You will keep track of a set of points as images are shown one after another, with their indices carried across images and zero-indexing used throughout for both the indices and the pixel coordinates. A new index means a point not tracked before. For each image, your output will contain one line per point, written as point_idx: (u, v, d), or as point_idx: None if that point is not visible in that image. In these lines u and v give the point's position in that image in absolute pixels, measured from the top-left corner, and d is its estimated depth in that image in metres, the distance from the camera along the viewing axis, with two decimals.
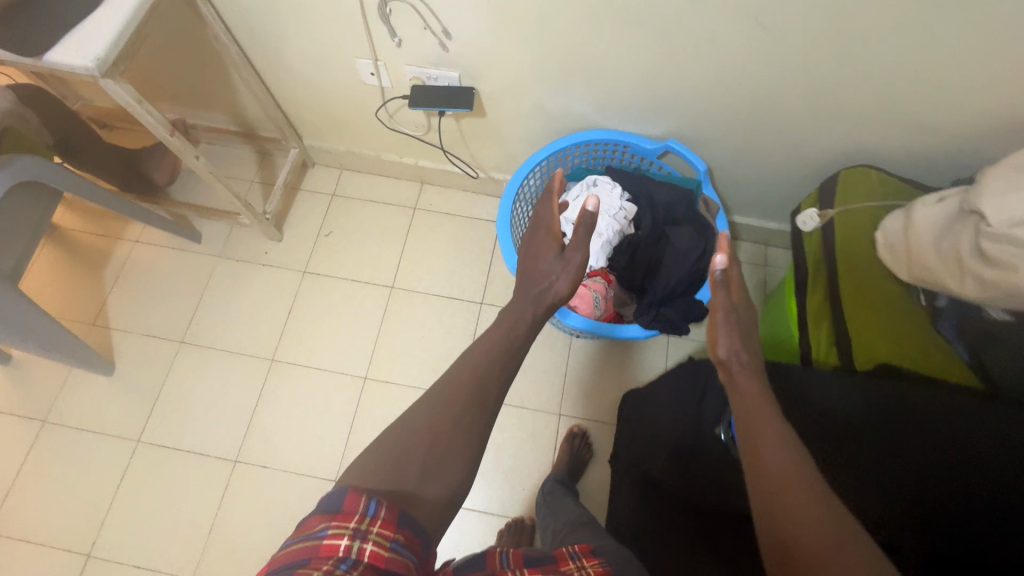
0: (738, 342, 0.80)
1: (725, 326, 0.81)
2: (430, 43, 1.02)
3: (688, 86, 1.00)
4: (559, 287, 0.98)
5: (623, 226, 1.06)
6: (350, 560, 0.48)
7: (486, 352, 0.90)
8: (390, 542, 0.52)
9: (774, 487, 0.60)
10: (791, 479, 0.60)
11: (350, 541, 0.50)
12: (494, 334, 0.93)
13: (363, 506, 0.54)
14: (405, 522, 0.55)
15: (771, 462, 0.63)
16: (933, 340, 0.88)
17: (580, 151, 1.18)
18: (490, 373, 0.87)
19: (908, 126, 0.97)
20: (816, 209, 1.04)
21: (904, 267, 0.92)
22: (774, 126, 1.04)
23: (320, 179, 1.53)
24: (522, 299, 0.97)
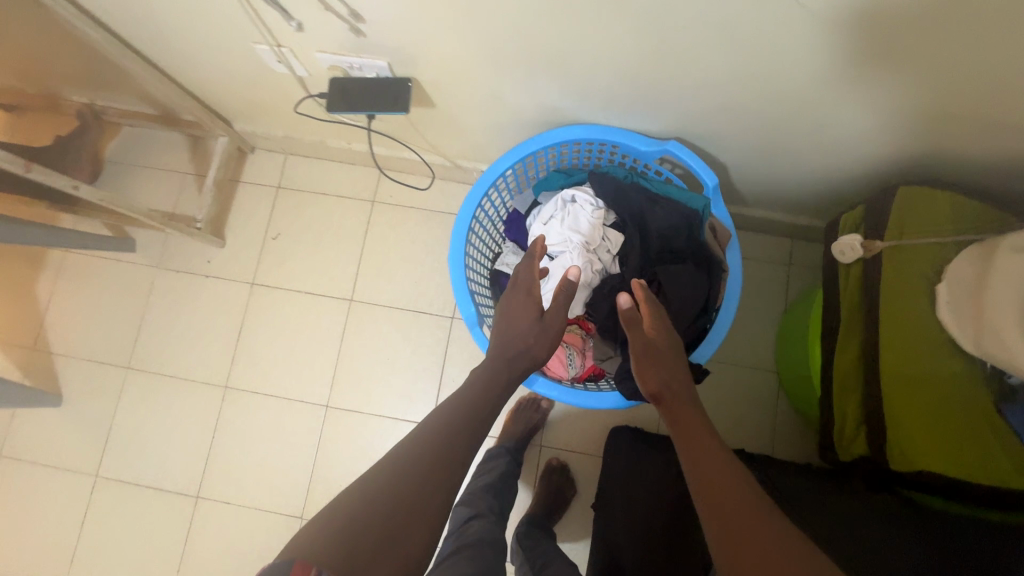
0: (665, 372, 0.73)
1: (648, 360, 0.74)
2: (340, 28, 0.75)
3: (694, 76, 0.72)
4: (536, 356, 0.79)
5: (606, 261, 0.87)
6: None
7: (459, 404, 0.71)
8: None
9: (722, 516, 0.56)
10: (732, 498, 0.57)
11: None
12: (461, 393, 0.73)
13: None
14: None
15: (722, 496, 0.58)
16: (998, 439, 0.68)
17: (556, 152, 0.93)
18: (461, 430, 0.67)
19: (1000, 127, 0.70)
20: (858, 236, 0.80)
21: (969, 335, 0.69)
22: (811, 123, 0.77)
23: (262, 168, 1.30)
24: (492, 365, 0.76)
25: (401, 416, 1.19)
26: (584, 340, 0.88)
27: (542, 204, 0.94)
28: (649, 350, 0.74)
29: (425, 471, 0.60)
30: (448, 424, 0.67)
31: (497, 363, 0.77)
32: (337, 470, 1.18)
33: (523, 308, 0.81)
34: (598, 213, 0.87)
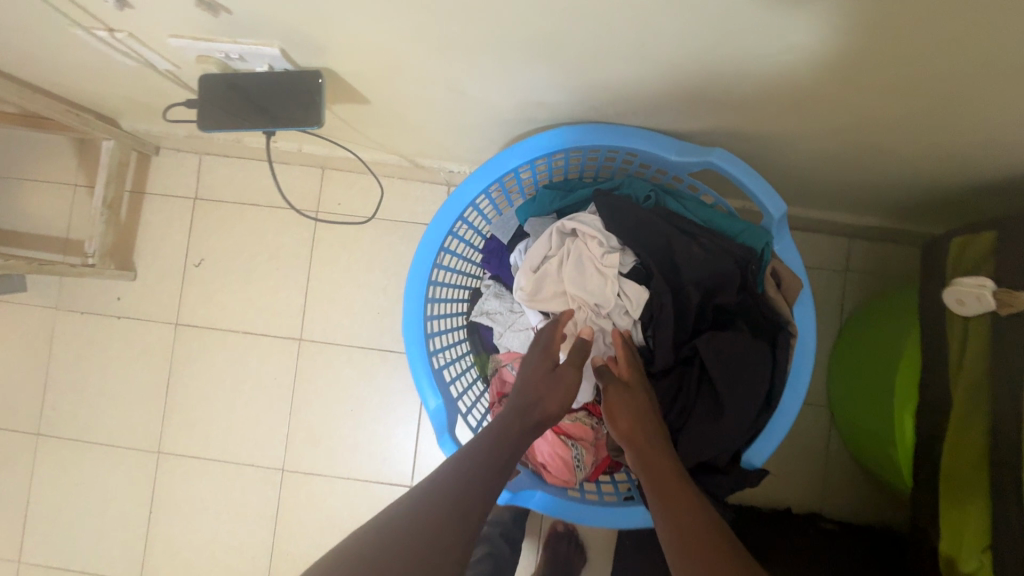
0: (637, 417, 0.55)
1: (614, 400, 0.57)
2: (186, 4, 0.46)
3: (770, 54, 0.45)
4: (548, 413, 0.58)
5: (624, 323, 0.62)
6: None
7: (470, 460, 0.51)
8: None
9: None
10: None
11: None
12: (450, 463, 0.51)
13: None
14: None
15: None
16: None
17: (548, 163, 0.66)
18: (452, 530, 0.45)
19: None
20: (990, 283, 0.55)
21: None
22: (932, 112, 0.51)
23: (172, 174, 1.01)
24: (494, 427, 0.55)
25: (372, 479, 0.98)
26: (595, 430, 0.65)
27: (530, 235, 0.67)
28: (615, 387, 0.57)
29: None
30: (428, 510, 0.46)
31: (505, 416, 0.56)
32: (300, 545, 0.98)
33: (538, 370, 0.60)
34: (614, 256, 0.61)
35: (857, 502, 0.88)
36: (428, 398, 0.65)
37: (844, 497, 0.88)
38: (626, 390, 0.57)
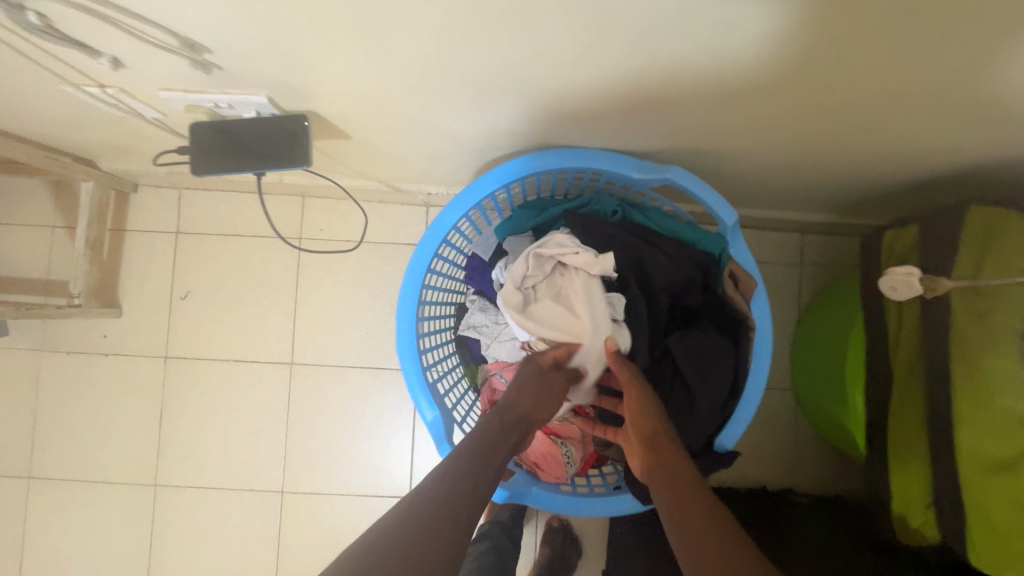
0: (651, 409, 0.58)
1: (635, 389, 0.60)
2: (180, 65, 0.50)
3: (712, 83, 0.51)
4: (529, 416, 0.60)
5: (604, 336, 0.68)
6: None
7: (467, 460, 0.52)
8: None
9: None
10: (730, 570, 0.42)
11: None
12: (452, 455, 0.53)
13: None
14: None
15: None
16: None
17: (522, 184, 0.71)
18: (461, 520, 0.47)
19: None
20: (915, 269, 0.62)
21: None
22: (853, 126, 0.58)
23: (151, 210, 1.03)
24: (482, 428, 0.57)
25: (371, 493, 1.01)
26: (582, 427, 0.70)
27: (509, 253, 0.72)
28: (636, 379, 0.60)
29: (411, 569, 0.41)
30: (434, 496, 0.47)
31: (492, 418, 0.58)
32: (304, 564, 1.01)
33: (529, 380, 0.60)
34: (593, 262, 0.64)
35: (825, 475, 0.95)
36: (425, 412, 0.69)
37: (812, 471, 0.96)
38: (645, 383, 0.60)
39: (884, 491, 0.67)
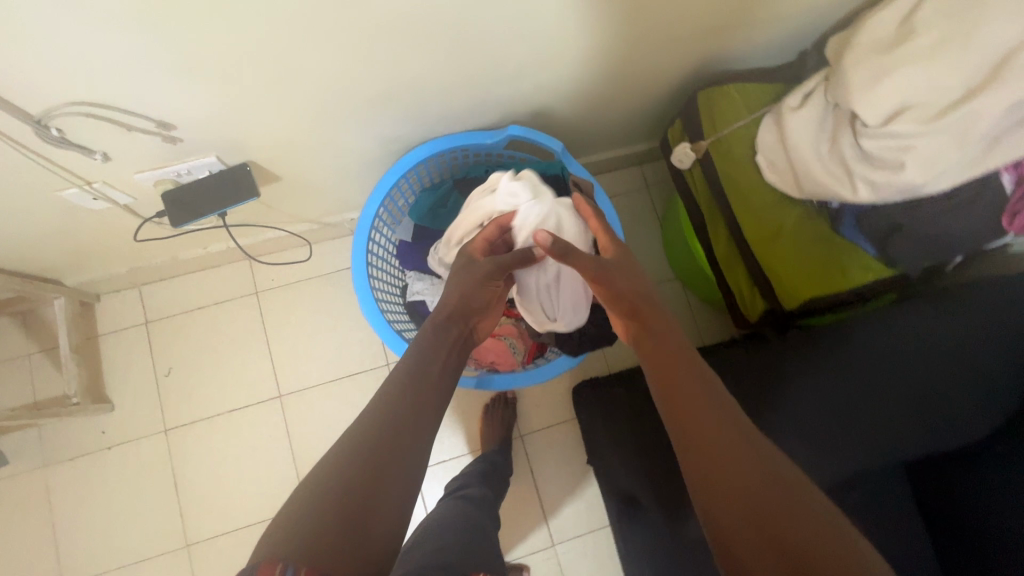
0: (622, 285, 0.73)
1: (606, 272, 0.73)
2: (151, 145, 0.72)
3: (509, 58, 0.80)
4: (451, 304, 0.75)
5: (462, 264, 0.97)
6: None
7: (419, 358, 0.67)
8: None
9: (699, 463, 0.52)
10: (720, 442, 0.52)
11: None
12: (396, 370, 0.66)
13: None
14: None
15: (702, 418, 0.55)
16: (839, 249, 0.84)
17: (417, 175, 0.97)
18: (421, 397, 0.62)
19: (741, 23, 0.87)
20: (686, 143, 0.94)
21: (793, 184, 0.85)
22: (611, 66, 0.89)
23: (119, 311, 1.17)
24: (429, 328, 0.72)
25: None
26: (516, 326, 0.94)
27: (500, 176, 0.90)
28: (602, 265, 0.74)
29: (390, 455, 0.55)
30: (403, 385, 0.63)
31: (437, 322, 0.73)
32: None
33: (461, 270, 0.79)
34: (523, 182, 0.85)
35: (722, 328, 1.23)
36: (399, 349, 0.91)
37: (713, 329, 1.23)
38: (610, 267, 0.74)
39: (725, 292, 0.96)
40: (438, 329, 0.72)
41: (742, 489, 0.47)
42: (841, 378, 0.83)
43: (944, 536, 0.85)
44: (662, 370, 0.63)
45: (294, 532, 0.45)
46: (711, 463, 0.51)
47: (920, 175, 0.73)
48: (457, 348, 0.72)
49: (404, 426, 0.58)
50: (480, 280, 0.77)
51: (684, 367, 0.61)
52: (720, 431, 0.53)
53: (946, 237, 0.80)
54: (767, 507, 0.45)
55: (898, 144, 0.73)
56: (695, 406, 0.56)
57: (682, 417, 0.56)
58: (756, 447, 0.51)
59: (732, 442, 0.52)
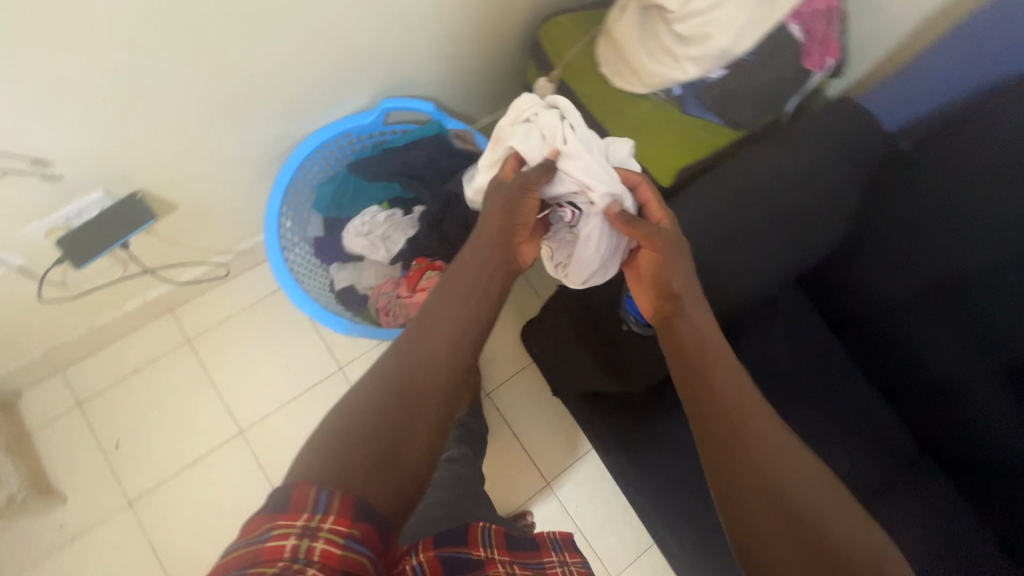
0: (672, 273, 0.71)
1: (661, 256, 0.71)
2: (30, 189, 0.74)
3: (356, 36, 0.87)
4: (468, 269, 0.68)
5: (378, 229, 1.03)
6: (302, 562, 0.43)
7: (427, 328, 0.64)
8: (346, 539, 0.46)
9: (728, 449, 0.58)
10: (742, 446, 0.58)
11: (297, 542, 0.44)
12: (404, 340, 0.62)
13: (313, 498, 0.47)
14: (377, 534, 0.48)
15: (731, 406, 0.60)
16: (689, 126, 0.99)
17: (310, 170, 1.01)
18: (432, 380, 0.59)
19: None
20: (543, 79, 1.04)
21: (638, 83, 0.97)
22: (455, 26, 0.98)
23: (47, 399, 1.13)
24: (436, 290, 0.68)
25: None
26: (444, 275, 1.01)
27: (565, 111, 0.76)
28: (654, 242, 0.71)
29: (415, 408, 0.57)
30: (410, 360, 0.60)
31: (443, 287, 0.68)
32: None
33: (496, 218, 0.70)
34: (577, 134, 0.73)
35: None
36: (338, 325, 0.96)
37: None
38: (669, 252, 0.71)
39: None
40: (442, 296, 0.66)
41: (744, 472, 0.56)
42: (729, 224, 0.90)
43: (858, 347, 1.01)
44: (697, 356, 0.65)
45: (322, 457, 0.50)
46: (739, 461, 0.57)
47: (726, 39, 0.87)
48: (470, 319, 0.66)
49: (413, 405, 0.57)
50: (494, 245, 0.69)
51: (723, 363, 0.65)
52: (768, 438, 0.58)
53: (768, 89, 0.94)
54: (775, 501, 0.54)
55: (700, 20, 0.87)
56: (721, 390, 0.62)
57: (720, 405, 0.61)
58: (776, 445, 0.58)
59: (757, 450, 0.57)
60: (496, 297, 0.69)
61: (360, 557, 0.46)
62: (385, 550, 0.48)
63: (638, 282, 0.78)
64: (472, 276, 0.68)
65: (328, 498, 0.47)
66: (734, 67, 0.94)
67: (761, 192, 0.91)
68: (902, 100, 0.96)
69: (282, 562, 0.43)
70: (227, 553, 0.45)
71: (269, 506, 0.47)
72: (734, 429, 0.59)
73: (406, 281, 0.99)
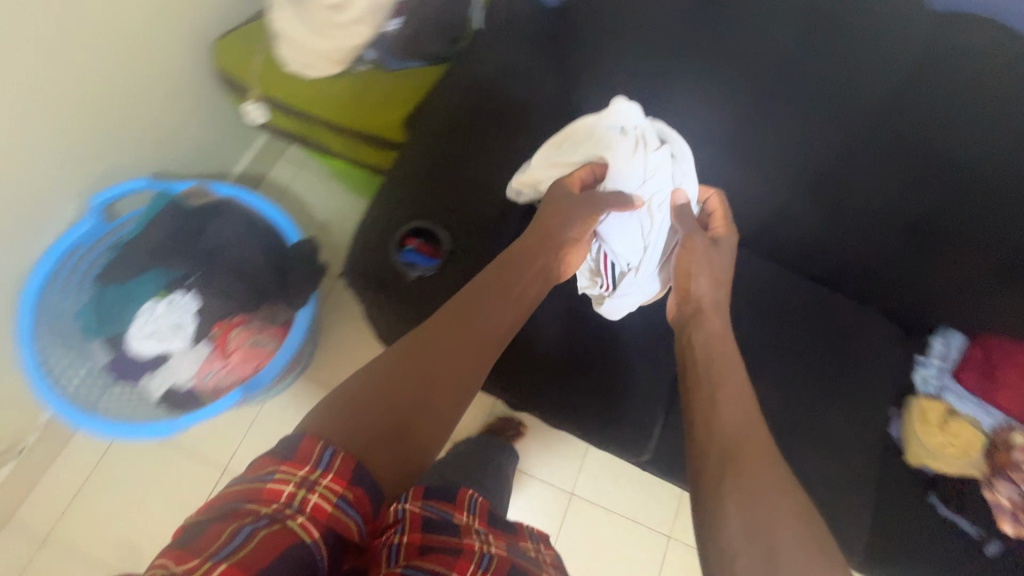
0: (711, 291, 0.82)
1: (703, 276, 0.82)
2: None
3: (8, 152, 0.80)
4: (510, 258, 0.78)
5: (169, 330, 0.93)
6: (294, 508, 0.44)
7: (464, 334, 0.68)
8: (339, 500, 0.46)
9: (712, 471, 0.60)
10: (743, 464, 0.59)
11: (295, 489, 0.45)
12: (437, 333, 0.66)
13: (319, 452, 0.48)
14: (371, 499, 0.49)
15: (728, 431, 0.63)
16: (396, 81, 1.03)
17: (54, 302, 0.93)
18: (449, 394, 0.62)
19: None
20: (248, 102, 1.03)
21: (328, 63, 0.99)
22: (127, 96, 0.93)
23: None
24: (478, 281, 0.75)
25: None
26: (248, 329, 0.97)
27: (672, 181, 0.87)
28: (715, 281, 0.82)
29: (437, 395, 0.60)
30: (439, 363, 0.63)
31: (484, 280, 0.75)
32: None
33: (557, 211, 0.82)
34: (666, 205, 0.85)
35: None
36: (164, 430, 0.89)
37: None
38: (719, 271, 0.83)
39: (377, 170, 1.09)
40: (485, 286, 0.74)
41: (743, 487, 0.57)
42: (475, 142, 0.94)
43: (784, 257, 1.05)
44: (708, 386, 0.70)
45: (341, 417, 0.53)
46: (732, 472, 0.58)
47: None
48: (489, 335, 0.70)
49: (422, 408, 0.58)
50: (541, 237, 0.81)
51: (737, 402, 0.67)
52: (757, 484, 0.57)
53: (442, 17, 1.00)
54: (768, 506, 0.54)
55: None
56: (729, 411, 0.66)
57: (719, 436, 0.63)
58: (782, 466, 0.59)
59: (760, 470, 0.58)
60: (531, 299, 0.78)
61: (348, 520, 0.46)
62: (372, 518, 0.49)
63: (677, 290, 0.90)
64: (504, 272, 0.76)
65: (331, 456, 0.48)
66: (402, 11, 0.98)
67: (483, 101, 0.96)
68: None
69: (276, 504, 0.44)
70: (233, 485, 0.46)
71: (277, 448, 0.48)
72: (723, 462, 0.60)
73: (216, 349, 0.97)
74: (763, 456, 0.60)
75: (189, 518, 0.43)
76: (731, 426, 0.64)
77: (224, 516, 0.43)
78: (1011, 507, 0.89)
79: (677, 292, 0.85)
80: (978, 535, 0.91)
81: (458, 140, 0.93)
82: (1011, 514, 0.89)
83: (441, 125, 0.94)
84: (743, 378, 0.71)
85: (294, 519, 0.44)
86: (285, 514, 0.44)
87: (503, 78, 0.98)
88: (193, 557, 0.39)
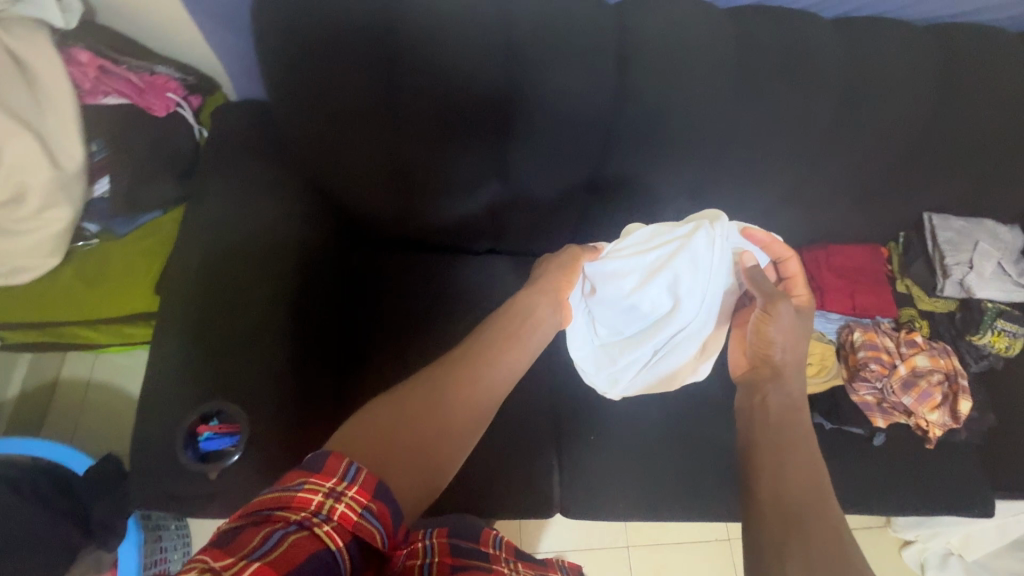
0: (797, 349, 0.79)
1: (794, 338, 0.78)
2: None
3: None
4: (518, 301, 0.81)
5: None
6: (322, 517, 0.40)
7: (486, 366, 0.68)
8: (366, 512, 0.42)
9: (771, 546, 0.58)
10: (810, 524, 0.59)
11: (323, 501, 0.41)
12: (459, 364, 0.67)
13: (346, 464, 0.44)
14: (395, 515, 0.45)
15: (779, 493, 0.63)
16: (129, 245, 0.89)
17: None
18: (470, 421, 0.61)
19: None
20: None
21: (39, 259, 0.83)
22: None
23: None
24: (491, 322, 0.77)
25: None
26: None
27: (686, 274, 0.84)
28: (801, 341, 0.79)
29: (453, 419, 0.59)
30: (462, 395, 0.63)
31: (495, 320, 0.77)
32: None
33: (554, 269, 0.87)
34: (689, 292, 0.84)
35: None
36: None
37: None
38: (797, 331, 0.79)
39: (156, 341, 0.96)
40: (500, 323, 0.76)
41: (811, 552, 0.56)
42: (232, 285, 0.79)
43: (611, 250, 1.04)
44: (769, 452, 0.69)
45: (368, 431, 0.52)
46: (797, 530, 0.58)
47: (45, 168, 0.77)
48: (509, 368, 0.70)
49: (448, 437, 0.57)
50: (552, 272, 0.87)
51: (790, 458, 0.67)
52: (828, 558, 0.55)
53: (151, 160, 0.87)
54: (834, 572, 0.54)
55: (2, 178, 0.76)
56: (796, 476, 0.65)
57: (788, 499, 0.62)
58: (837, 522, 0.59)
59: (825, 526, 0.58)
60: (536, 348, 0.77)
61: (373, 531, 0.42)
62: (394, 532, 0.45)
63: (742, 341, 0.87)
64: (517, 312, 0.79)
65: (358, 467, 0.44)
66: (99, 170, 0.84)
67: (230, 232, 0.82)
68: (241, 79, 0.92)
69: (304, 513, 0.40)
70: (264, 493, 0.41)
71: (307, 458, 0.44)
72: (787, 527, 0.59)
73: None
74: (824, 517, 0.60)
75: (219, 527, 0.38)
76: (793, 488, 0.63)
77: (254, 522, 0.39)
78: (876, 402, 0.95)
79: (753, 353, 0.82)
80: (864, 434, 0.96)
81: (209, 289, 0.78)
82: (879, 409, 0.95)
83: (186, 281, 0.79)
84: (809, 448, 0.69)
85: (321, 528, 0.40)
86: (313, 521, 0.40)
87: (245, 196, 0.85)
88: (228, 556, 0.35)
